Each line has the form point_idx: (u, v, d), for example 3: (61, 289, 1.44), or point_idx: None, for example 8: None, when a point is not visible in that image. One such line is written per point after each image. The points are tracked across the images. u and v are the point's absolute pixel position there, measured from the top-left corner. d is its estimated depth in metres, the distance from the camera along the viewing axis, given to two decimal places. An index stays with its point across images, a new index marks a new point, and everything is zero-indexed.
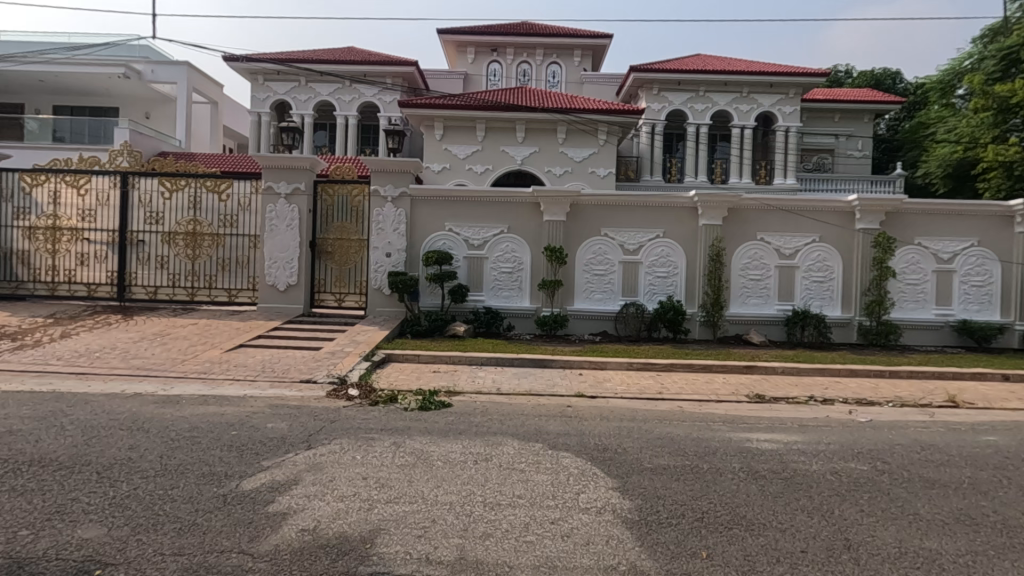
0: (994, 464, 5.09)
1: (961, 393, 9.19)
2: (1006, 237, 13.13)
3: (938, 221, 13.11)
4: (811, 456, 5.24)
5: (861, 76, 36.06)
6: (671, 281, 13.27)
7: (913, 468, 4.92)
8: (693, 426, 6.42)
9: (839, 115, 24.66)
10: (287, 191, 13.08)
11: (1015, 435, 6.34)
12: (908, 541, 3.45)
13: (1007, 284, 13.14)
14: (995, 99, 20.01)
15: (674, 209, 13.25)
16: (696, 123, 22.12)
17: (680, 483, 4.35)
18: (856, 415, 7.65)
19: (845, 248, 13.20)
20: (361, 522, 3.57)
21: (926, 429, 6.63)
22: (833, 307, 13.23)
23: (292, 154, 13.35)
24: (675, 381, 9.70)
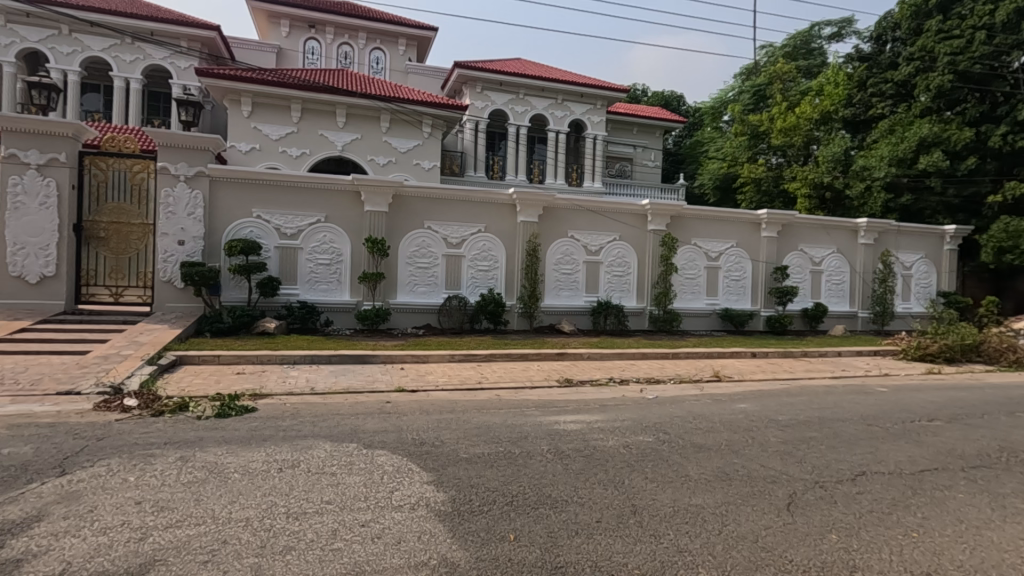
0: (743, 427, 6.19)
1: (722, 369, 11.06)
2: (756, 240, 16.07)
3: (708, 225, 15.55)
4: (609, 433, 5.80)
5: (654, 95, 40.98)
6: (491, 275, 13.74)
7: (687, 435, 5.76)
8: (508, 413, 6.73)
9: (637, 128, 27.84)
10: (39, 160, 10.65)
11: (757, 401, 7.84)
12: (680, 500, 4.00)
13: (755, 279, 16.08)
14: (749, 126, 25.69)
15: (495, 205, 13.70)
16: (516, 124, 23.19)
17: (493, 470, 4.50)
18: (646, 392, 8.76)
19: (639, 247, 14.96)
20: (130, 556, 3.03)
21: (696, 401, 7.84)
22: (629, 298, 14.93)
23: (47, 117, 10.87)
24: (494, 370, 10.07)
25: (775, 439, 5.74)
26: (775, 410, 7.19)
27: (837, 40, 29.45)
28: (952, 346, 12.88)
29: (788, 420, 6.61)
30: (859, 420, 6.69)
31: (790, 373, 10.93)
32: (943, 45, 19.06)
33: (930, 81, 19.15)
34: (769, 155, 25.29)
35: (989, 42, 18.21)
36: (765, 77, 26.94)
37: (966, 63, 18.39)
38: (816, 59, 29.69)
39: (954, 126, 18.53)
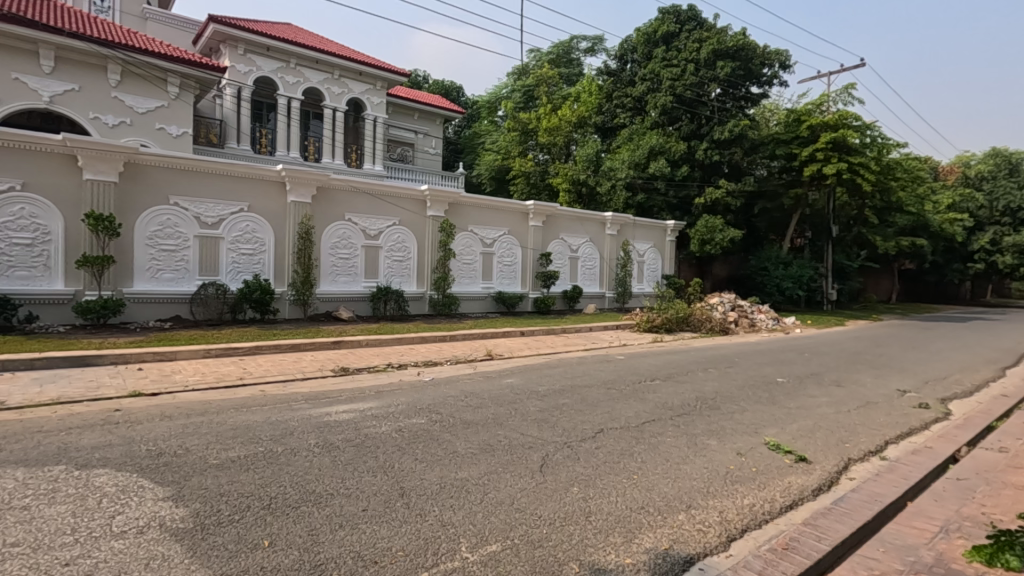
0: (508, 400, 6.70)
1: (495, 348, 11.85)
2: (524, 228, 17.49)
3: (483, 213, 16.41)
4: (381, 419, 5.74)
5: (435, 83, 41.36)
6: (257, 259, 12.42)
7: (458, 413, 6.02)
8: (273, 409, 6.19)
9: (417, 114, 27.75)
10: None
11: (522, 375, 8.60)
12: (447, 477, 4.15)
13: (525, 264, 17.53)
14: (520, 123, 27.34)
15: (261, 182, 12.37)
16: (287, 96, 21.06)
17: (249, 473, 4.08)
18: (422, 375, 8.93)
19: (419, 232, 15.07)
20: None
21: (469, 380, 8.28)
22: (409, 283, 14.95)
23: None
24: (259, 364, 9.18)
25: (535, 408, 6.34)
26: (536, 382, 7.98)
27: (590, 54, 33.56)
28: (670, 319, 15.98)
29: (546, 390, 7.37)
30: (602, 385, 7.81)
31: (552, 348, 12.26)
32: (666, 70, 23.04)
33: (658, 100, 23.06)
34: (536, 151, 27.40)
35: (696, 74, 22.61)
36: (533, 79, 29.32)
37: (681, 88, 22.55)
38: (575, 69, 33.38)
39: (673, 139, 22.60)
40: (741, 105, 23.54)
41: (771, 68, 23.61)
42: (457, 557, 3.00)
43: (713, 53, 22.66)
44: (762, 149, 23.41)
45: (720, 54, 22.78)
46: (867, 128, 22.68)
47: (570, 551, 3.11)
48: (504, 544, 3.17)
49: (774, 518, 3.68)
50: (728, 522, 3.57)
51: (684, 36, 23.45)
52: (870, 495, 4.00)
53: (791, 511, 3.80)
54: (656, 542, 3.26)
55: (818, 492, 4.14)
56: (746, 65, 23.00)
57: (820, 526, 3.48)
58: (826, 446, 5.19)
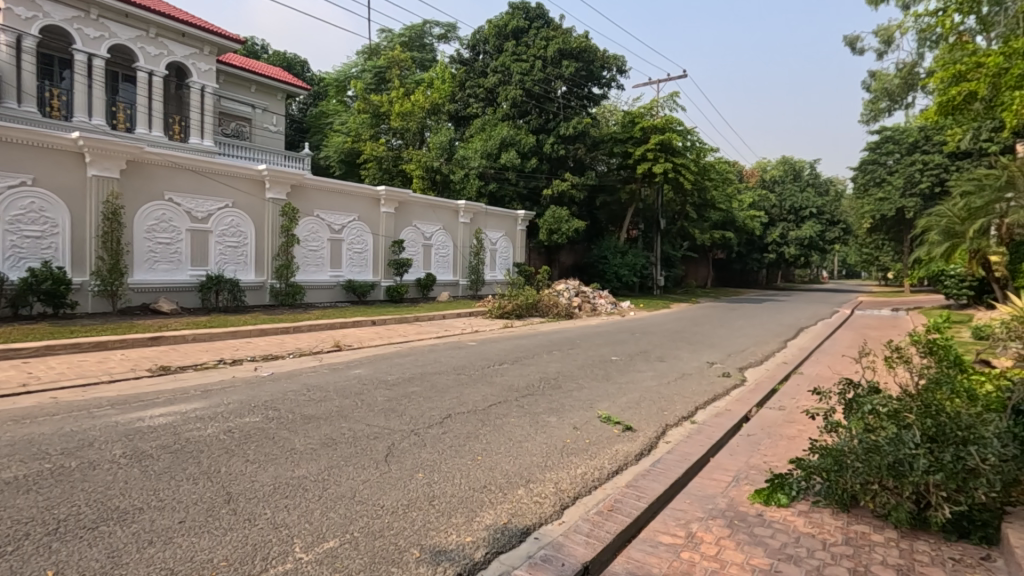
0: (354, 392, 6.48)
1: (343, 338, 11.35)
2: (375, 215, 16.97)
3: (330, 197, 15.60)
4: (207, 421, 5.19)
5: (275, 55, 37.89)
6: (48, 243, 10.57)
7: (297, 409, 5.66)
8: (69, 418, 5.29)
9: (256, 86, 24.21)
10: None
11: (371, 366, 8.36)
12: (281, 476, 3.89)
13: (376, 251, 17.00)
14: (371, 105, 26.41)
15: (50, 151, 10.57)
16: (87, 52, 17.76)
17: (31, 495, 3.45)
18: (259, 370, 8.25)
19: (257, 216, 13.88)
20: None
21: (313, 373, 7.84)
22: (247, 271, 13.70)
23: None
24: (52, 366, 7.78)
25: (382, 398, 6.21)
26: (384, 372, 7.81)
27: (443, 41, 33.30)
28: (520, 304, 16.62)
29: (395, 379, 7.26)
30: (451, 371, 7.89)
31: (403, 337, 12.08)
32: (516, 64, 23.77)
33: (508, 92, 23.65)
34: (389, 135, 26.45)
35: (543, 70, 23.63)
36: (384, 61, 28.32)
37: (530, 83, 23.44)
38: (427, 54, 32.88)
39: (523, 132, 23.34)
40: (584, 104, 25.04)
41: (610, 72, 25.46)
42: (289, 559, 2.83)
43: (559, 52, 23.87)
44: (603, 146, 25.20)
45: (565, 53, 24.05)
46: (688, 133, 25.55)
47: (411, 537, 3.10)
48: (342, 538, 3.05)
49: (602, 484, 4.02)
50: (561, 491, 3.82)
51: (532, 32, 24.34)
52: (681, 455, 4.56)
53: (616, 476, 4.18)
54: (496, 518, 3.39)
55: (640, 457, 4.62)
56: (588, 66, 24.49)
57: (640, 487, 3.89)
58: (648, 415, 5.80)
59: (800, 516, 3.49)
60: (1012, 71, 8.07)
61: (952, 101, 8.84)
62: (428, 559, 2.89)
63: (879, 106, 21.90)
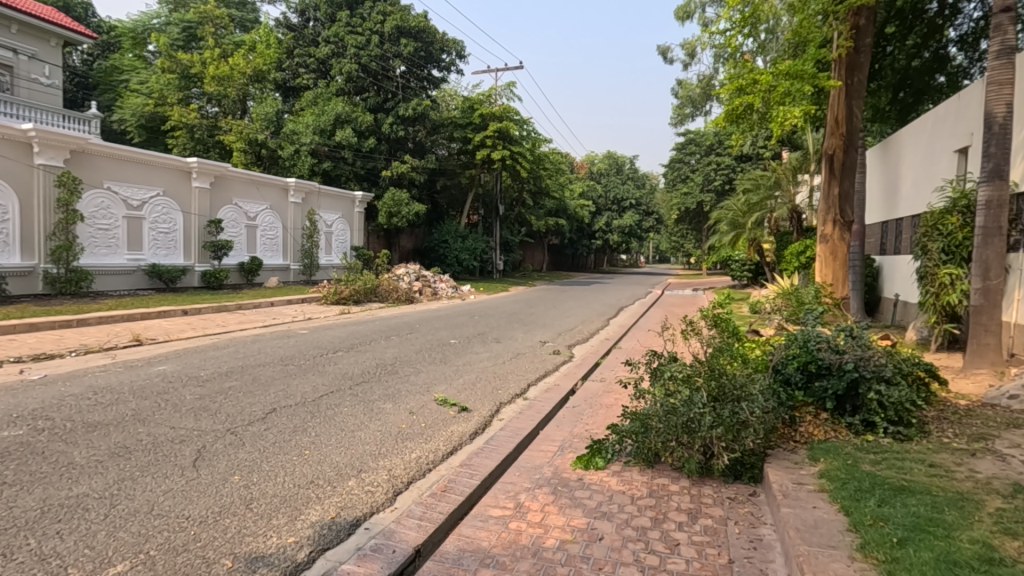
0: (156, 391, 5.67)
1: (145, 331, 9.87)
2: (185, 190, 14.94)
3: (123, 167, 13.37)
4: None
5: None
6: None
7: (78, 416, 4.78)
8: None
9: (17, 27, 19.57)
10: None
11: (180, 361, 7.40)
12: (52, 498, 3.25)
13: (187, 231, 15.02)
14: (178, 65, 23.12)
15: None
16: None
17: None
18: (27, 373, 6.80)
19: (22, 186, 11.45)
20: None
21: (103, 372, 6.69)
22: (9, 253, 11.30)
23: None
24: None
25: (191, 396, 5.51)
26: (196, 367, 6.98)
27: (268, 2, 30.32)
28: (358, 290, 15.97)
29: (209, 374, 6.52)
30: (278, 362, 7.31)
31: (222, 327, 10.86)
32: (350, 37, 22.54)
33: (342, 66, 22.39)
34: (202, 101, 23.43)
35: (380, 47, 22.76)
36: (194, 15, 24.89)
37: (366, 58, 22.44)
38: (248, 14, 29.67)
39: (360, 109, 22.25)
40: (423, 85, 24.61)
41: (449, 55, 25.36)
42: None
43: (397, 29, 23.13)
44: (443, 130, 25.06)
45: (403, 31, 23.37)
46: (524, 123, 26.55)
47: (223, 546, 2.80)
48: (134, 560, 2.65)
49: (436, 466, 4.04)
50: (395, 478, 3.76)
51: (367, 5, 23.21)
52: (512, 431, 4.77)
53: (450, 457, 4.23)
54: (323, 514, 3.21)
55: (474, 436, 4.73)
56: (426, 47, 24.08)
57: (473, 465, 3.98)
58: (483, 395, 5.96)
59: (614, 476, 3.87)
60: (778, 89, 9.64)
61: (736, 111, 10.37)
62: (243, 567, 2.65)
63: (685, 111, 24.86)
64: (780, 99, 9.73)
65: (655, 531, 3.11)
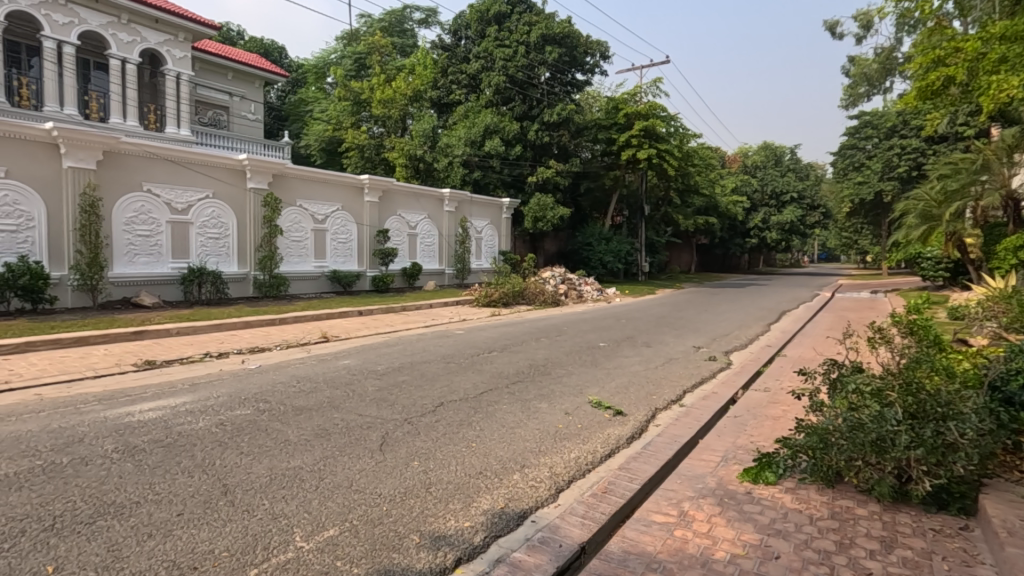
0: (343, 382, 6.49)
1: (330, 329, 11.32)
2: (359, 204, 16.84)
3: (312, 186, 15.43)
4: (198, 414, 5.19)
5: (251, 41, 36.96)
6: (23, 237, 10.48)
7: (288, 401, 5.66)
8: (53, 415, 5.20)
9: (232, 73, 23.56)
10: None
11: (359, 356, 8.37)
12: (276, 468, 3.90)
13: (360, 241, 16.90)
14: (352, 93, 25.90)
15: (23, 142, 10.40)
16: (56, 39, 16.33)
17: (20, 494, 3.45)
18: (247, 363, 8.19)
19: (238, 206, 13.75)
20: None
21: (301, 364, 7.81)
22: (229, 262, 13.62)
23: None
24: (31, 364, 7.57)
25: (372, 388, 6.23)
26: (373, 362, 7.84)
27: (424, 26, 32.92)
28: (507, 293, 16.63)
29: (384, 368, 7.29)
30: (441, 359, 7.94)
31: (390, 327, 12.04)
32: (499, 50, 23.61)
33: (491, 79, 23.46)
34: (370, 123, 26.00)
35: (526, 56, 23.50)
36: (364, 46, 27.83)
37: (513, 69, 23.28)
38: (408, 40, 32.52)
39: (507, 119, 23.20)
40: (567, 90, 24.97)
41: (593, 57, 25.42)
42: (290, 548, 2.86)
43: (542, 37, 23.74)
44: (587, 133, 25.19)
45: (548, 39, 23.90)
46: (672, 119, 25.65)
47: (411, 523, 3.15)
48: (342, 527, 3.09)
49: (595, 467, 4.11)
50: (557, 475, 3.90)
51: (514, 18, 24.16)
52: (671, 437, 4.67)
53: (609, 459, 4.27)
54: (493, 503, 3.44)
55: (631, 440, 4.72)
56: (570, 52, 24.43)
57: (631, 469, 3.98)
58: (637, 399, 5.90)
59: (788, 493, 3.61)
60: (989, 56, 8.20)
61: (931, 86, 9.00)
62: (428, 544, 2.94)
63: (858, 91, 22.20)
64: (992, 67, 8.26)
65: (841, 557, 2.86)
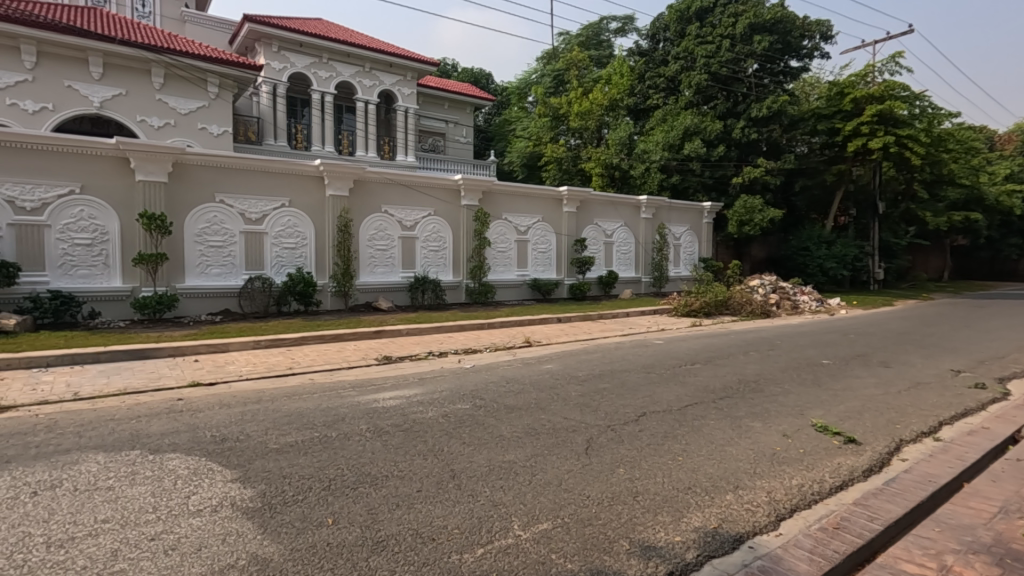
0: (548, 385, 6.80)
1: (533, 335, 11.97)
2: (558, 215, 17.54)
3: (516, 200, 16.53)
4: (427, 405, 5.93)
5: (464, 72, 41.06)
6: (299, 253, 13.02)
7: (500, 399, 6.16)
8: (323, 397, 6.43)
9: (448, 103, 26.46)
10: None
11: (561, 361, 8.71)
12: (495, 459, 4.28)
13: (559, 250, 17.57)
14: (550, 109, 26.65)
15: (300, 176, 12.95)
16: (320, 91, 20.18)
17: (307, 457, 4.35)
18: (463, 362, 9.11)
19: (454, 222, 15.36)
20: None
21: (509, 366, 8.42)
22: (446, 272, 15.28)
23: None
24: (306, 354, 9.43)
25: (575, 393, 6.43)
26: (574, 367, 8.09)
27: (621, 35, 33.01)
28: (709, 302, 15.71)
29: (585, 375, 7.46)
30: (641, 369, 7.85)
31: (589, 334, 12.28)
32: (700, 48, 22.53)
33: (692, 79, 22.49)
34: (568, 136, 26.59)
35: (731, 50, 22.03)
36: (563, 63, 28.87)
37: (716, 65, 22.01)
38: (604, 51, 32.96)
39: (708, 118, 22.06)
40: (779, 80, 22.88)
41: (812, 40, 22.91)
42: (510, 535, 3.12)
43: (749, 27, 22.05)
44: (803, 125, 22.71)
45: (756, 27, 22.15)
46: (917, 98, 21.71)
47: (621, 529, 3.19)
48: (555, 522, 3.26)
49: (824, 498, 3.68)
50: (777, 501, 3.59)
51: (718, 11, 22.84)
52: (922, 475, 3.95)
53: (841, 491, 3.79)
54: (705, 521, 3.31)
55: (870, 473, 4.11)
56: (783, 38, 22.35)
57: (871, 506, 3.46)
58: (875, 428, 5.11)
59: None
60: None
61: None
62: (639, 552, 2.95)
63: None
64: None
65: None
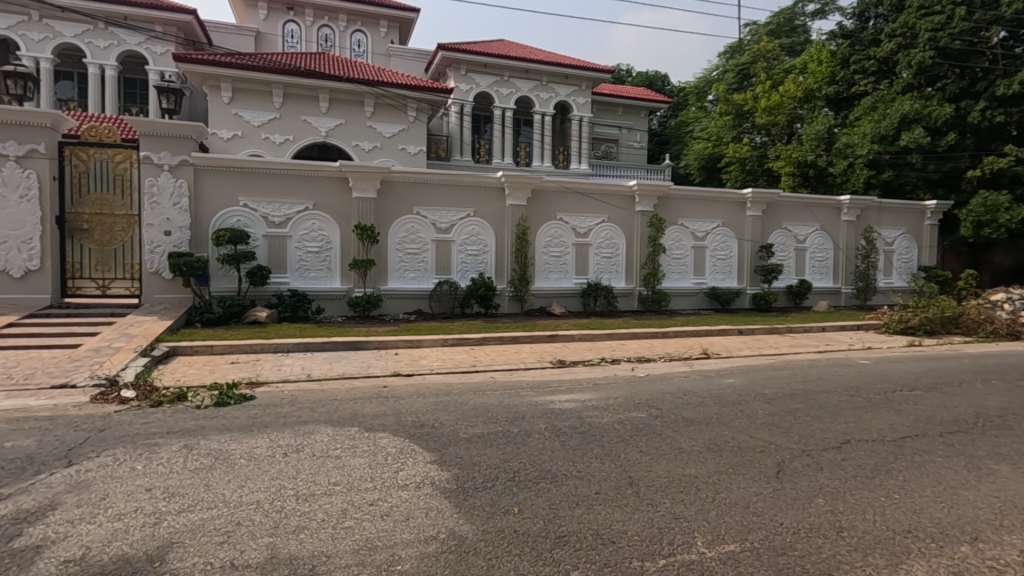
0: (732, 401, 6.38)
1: (711, 346, 11.32)
2: (741, 219, 16.35)
3: (694, 205, 15.82)
4: (602, 410, 5.99)
5: (639, 77, 40.42)
6: (481, 259, 14.03)
7: (678, 411, 5.96)
8: (504, 394, 6.84)
9: (621, 108, 26.30)
10: (171, 162, 11.67)
11: (744, 376, 8.13)
12: (675, 472, 4.17)
13: (741, 257, 16.39)
14: (733, 105, 25.04)
15: (483, 188, 13.94)
16: (502, 107, 21.54)
17: (492, 449, 4.69)
18: (636, 371, 8.99)
19: (628, 228, 15.22)
20: (175, 543, 3.16)
21: (686, 377, 8.09)
22: (618, 278, 15.21)
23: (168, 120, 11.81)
24: (487, 354, 10.10)
25: (763, 411, 5.96)
26: (760, 384, 7.48)
27: (820, 17, 29.61)
28: (931, 319, 13.31)
29: (774, 393, 6.85)
30: (842, 391, 6.96)
31: (776, 349, 11.24)
32: (925, 21, 19.25)
33: (912, 58, 19.38)
34: (753, 134, 24.77)
35: (969, 19, 18.58)
36: (749, 56, 26.71)
37: (946, 39, 18.63)
38: (798, 37, 29.94)
39: (934, 102, 18.89)
40: None
41: None
42: (693, 551, 3.03)
43: None
44: None
45: None
46: None
47: (821, 564, 2.90)
48: (742, 545, 3.09)
49: None
50: None
51: None
52: None
53: None
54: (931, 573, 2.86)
55: None
56: None
57: None
58: None
59: None
60: None
61: None
62: None
63: None
64: None
65: None
